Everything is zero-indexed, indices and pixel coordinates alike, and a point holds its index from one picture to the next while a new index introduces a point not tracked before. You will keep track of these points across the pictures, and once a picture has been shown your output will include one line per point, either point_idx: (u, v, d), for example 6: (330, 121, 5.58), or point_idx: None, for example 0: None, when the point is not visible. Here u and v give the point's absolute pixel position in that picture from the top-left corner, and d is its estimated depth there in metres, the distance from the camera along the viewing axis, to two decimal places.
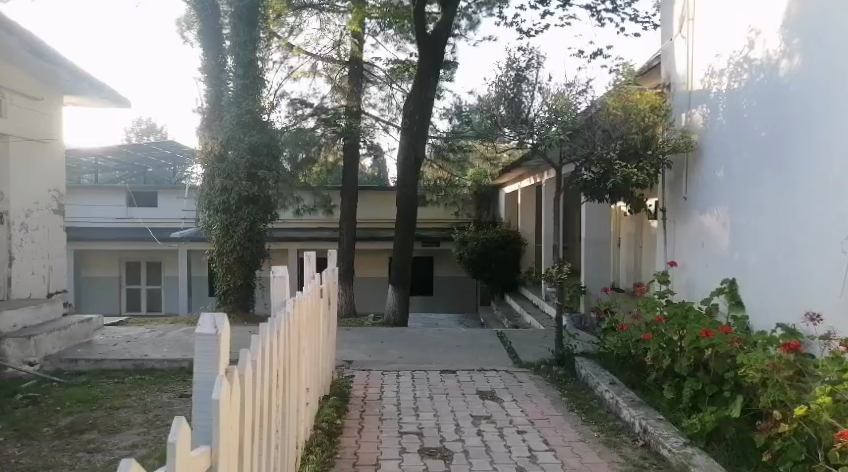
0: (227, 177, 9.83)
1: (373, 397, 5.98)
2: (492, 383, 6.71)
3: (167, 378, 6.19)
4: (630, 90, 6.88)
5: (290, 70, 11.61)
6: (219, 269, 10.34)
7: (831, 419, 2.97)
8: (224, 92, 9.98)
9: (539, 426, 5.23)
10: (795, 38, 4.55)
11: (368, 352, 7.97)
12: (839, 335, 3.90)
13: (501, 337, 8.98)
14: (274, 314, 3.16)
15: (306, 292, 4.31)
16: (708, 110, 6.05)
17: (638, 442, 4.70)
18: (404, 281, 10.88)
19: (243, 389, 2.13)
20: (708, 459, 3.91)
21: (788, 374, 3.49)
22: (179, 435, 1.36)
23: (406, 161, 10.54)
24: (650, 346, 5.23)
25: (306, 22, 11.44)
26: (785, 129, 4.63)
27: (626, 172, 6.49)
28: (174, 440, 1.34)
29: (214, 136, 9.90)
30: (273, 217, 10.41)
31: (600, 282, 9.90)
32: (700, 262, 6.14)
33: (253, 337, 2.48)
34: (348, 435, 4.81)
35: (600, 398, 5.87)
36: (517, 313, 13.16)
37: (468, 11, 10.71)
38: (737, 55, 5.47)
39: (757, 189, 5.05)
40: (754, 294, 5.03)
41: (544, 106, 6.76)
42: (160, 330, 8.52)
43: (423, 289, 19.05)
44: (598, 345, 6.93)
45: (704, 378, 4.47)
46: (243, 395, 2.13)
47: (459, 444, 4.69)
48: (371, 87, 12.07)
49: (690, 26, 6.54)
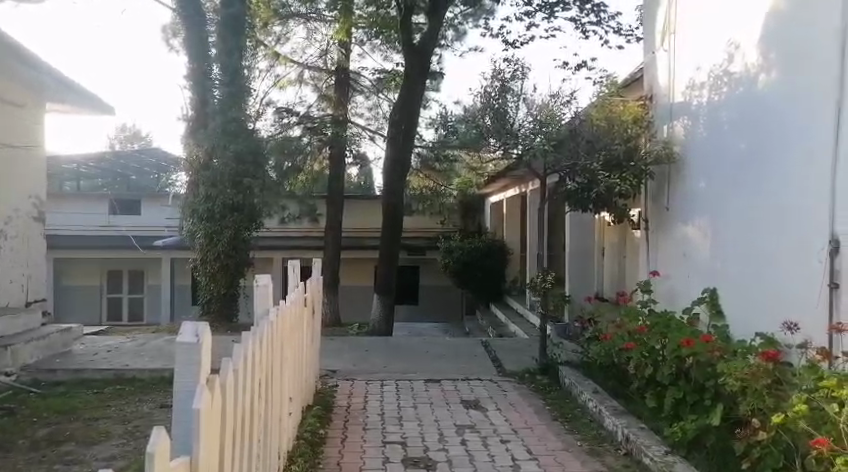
0: (212, 185, 9.86)
1: (357, 407, 5.97)
2: (476, 391, 6.74)
3: (148, 388, 6.15)
4: (613, 102, 6.94)
5: (276, 78, 11.61)
6: (203, 278, 10.33)
7: (808, 427, 2.96)
8: (210, 100, 10.00)
9: (523, 435, 5.25)
10: (772, 52, 4.65)
11: (352, 361, 7.96)
12: (816, 344, 3.96)
13: (486, 346, 9.01)
14: (257, 322, 3.16)
15: (290, 299, 4.29)
16: (689, 121, 6.13)
17: (621, 451, 4.74)
18: (390, 289, 10.89)
19: (224, 397, 2.13)
20: (690, 467, 3.95)
21: (766, 382, 3.52)
22: (160, 440, 1.32)
23: (392, 171, 10.54)
24: (633, 355, 5.27)
25: (293, 31, 11.44)
26: (763, 140, 4.71)
27: (610, 183, 6.52)
28: (154, 446, 1.29)
29: (198, 144, 9.89)
30: (259, 225, 10.35)
31: (585, 289, 10.07)
32: (682, 272, 6.21)
33: (235, 346, 2.47)
34: (332, 445, 4.80)
35: (583, 407, 5.93)
36: (502, 321, 13.25)
37: (454, 22, 10.78)
38: (718, 68, 5.55)
39: (738, 199, 5.12)
40: (735, 302, 5.08)
41: (529, 117, 6.85)
42: (143, 340, 8.48)
43: (408, 298, 19.06)
44: (583, 354, 6.98)
45: (685, 387, 4.52)
46: (224, 404, 2.12)
47: (442, 453, 4.71)
48: (357, 96, 12.11)
49: (671, 40, 6.65)
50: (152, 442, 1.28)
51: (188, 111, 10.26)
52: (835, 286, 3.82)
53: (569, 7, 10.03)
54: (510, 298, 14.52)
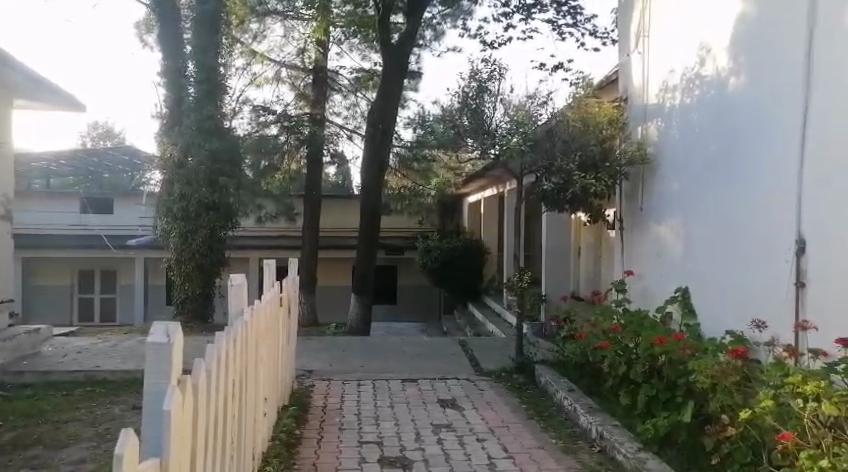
0: (187, 183, 9.74)
1: (333, 407, 5.97)
2: (453, 390, 6.77)
3: (119, 390, 6.08)
4: (588, 102, 7.00)
5: (253, 76, 11.54)
6: (177, 278, 10.24)
7: (775, 422, 3.00)
8: (185, 98, 9.85)
9: (499, 434, 5.29)
10: (741, 56, 4.75)
11: (329, 361, 7.95)
12: (782, 341, 4.05)
13: (462, 345, 9.06)
14: (231, 322, 3.15)
15: (265, 299, 4.28)
16: (662, 123, 6.23)
17: (595, 448, 4.81)
18: (367, 288, 10.89)
19: (196, 398, 2.12)
20: (661, 464, 4.03)
21: (735, 379, 3.59)
22: (128, 442, 1.32)
23: (370, 171, 10.53)
24: (607, 354, 5.35)
25: (270, 29, 11.37)
26: (734, 143, 4.80)
27: (584, 183, 6.61)
28: (122, 448, 1.29)
29: (172, 141, 9.77)
30: (234, 224, 10.29)
31: (563, 289, 10.08)
32: (655, 271, 6.31)
33: (209, 346, 2.46)
34: (307, 445, 4.79)
35: (558, 405, 5.99)
36: (480, 321, 13.31)
37: (433, 22, 10.77)
38: (690, 71, 5.65)
39: (709, 199, 5.20)
40: (707, 301, 5.16)
41: (505, 117, 6.89)
42: (115, 340, 8.39)
43: (386, 298, 19.06)
44: (558, 353, 7.04)
45: (658, 384, 4.59)
46: (196, 405, 2.11)
47: (419, 453, 4.73)
48: (335, 95, 12.04)
49: (645, 42, 6.76)
50: (120, 445, 1.27)
51: (162, 108, 10.19)
52: (802, 285, 3.90)
53: (545, 9, 10.10)
54: (487, 298, 14.58)
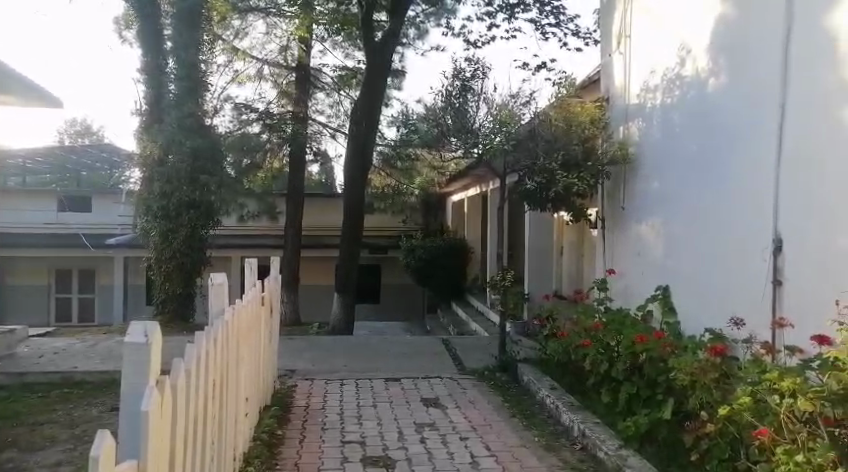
0: (167, 181, 9.66)
1: (316, 407, 5.96)
2: (436, 389, 6.79)
3: (97, 391, 6.03)
4: (571, 102, 7.04)
5: (235, 74, 11.46)
6: (157, 277, 10.18)
7: (753, 419, 3.03)
8: (165, 96, 9.88)
9: (481, 433, 5.31)
10: (720, 58, 4.80)
11: (312, 360, 7.93)
12: (759, 339, 4.11)
13: (445, 344, 9.08)
14: (212, 322, 3.13)
15: (246, 298, 4.25)
16: (643, 123, 6.29)
17: (576, 446, 4.84)
18: (350, 287, 10.87)
19: (175, 400, 2.10)
20: (641, 461, 4.07)
21: (714, 376, 3.63)
22: (103, 447, 1.29)
23: (353, 170, 10.51)
24: (589, 352, 5.40)
25: (252, 26, 11.24)
26: (713, 144, 4.85)
27: (568, 182, 6.61)
28: (97, 453, 1.27)
29: (152, 139, 9.68)
30: (216, 223, 10.23)
31: (545, 287, 10.15)
32: (637, 270, 6.36)
33: (188, 346, 2.45)
34: (289, 445, 4.78)
35: (541, 403, 6.02)
36: (463, 320, 13.34)
37: (416, 21, 10.73)
38: (671, 71, 5.69)
39: (690, 199, 5.25)
40: (687, 300, 5.22)
41: (489, 116, 6.89)
42: (93, 341, 8.30)
43: (369, 297, 19.04)
44: (540, 351, 7.08)
45: (639, 382, 4.64)
46: (175, 407, 2.09)
47: (402, 452, 4.73)
48: (318, 94, 11.93)
49: (626, 42, 6.82)
50: (96, 445, 1.26)
51: (143, 105, 10.22)
52: (779, 283, 3.96)
53: (529, 8, 10.13)
54: (471, 297, 14.61)
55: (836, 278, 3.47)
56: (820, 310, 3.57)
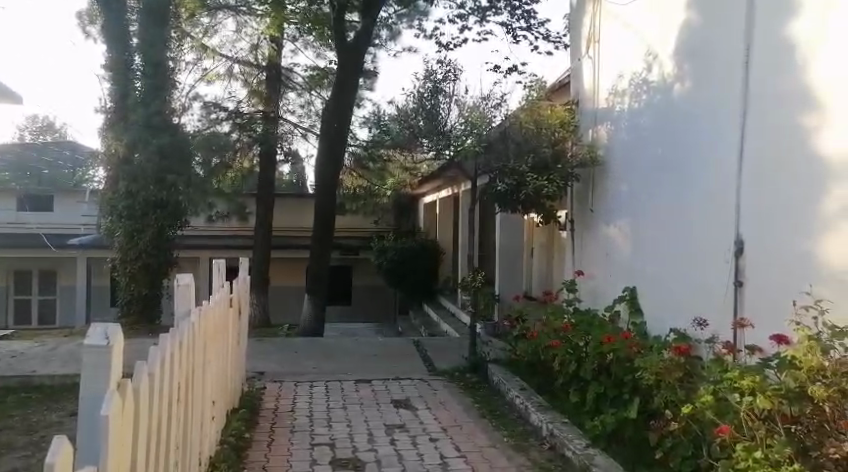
0: (133, 180, 9.53)
1: (285, 409, 5.93)
2: (406, 391, 6.79)
3: (58, 395, 5.93)
4: (541, 105, 7.06)
5: (203, 72, 11.32)
6: (122, 278, 10.03)
7: (715, 417, 3.08)
8: (131, 92, 9.66)
9: (451, 434, 5.33)
10: (685, 63, 4.90)
11: (281, 362, 7.88)
12: (721, 338, 4.20)
13: (417, 345, 9.09)
14: (178, 324, 3.09)
15: (213, 300, 4.20)
16: (611, 127, 6.39)
17: (545, 445, 4.90)
18: (320, 288, 10.83)
19: (136, 405, 2.07)
20: (608, 460, 4.12)
21: (678, 375, 3.70)
22: (60, 452, 1.25)
23: (325, 170, 10.49)
24: (557, 353, 5.48)
25: (222, 24, 11.10)
26: (680, 147, 4.93)
27: (538, 185, 6.64)
28: (54, 459, 1.22)
29: (117, 137, 9.53)
30: (183, 223, 10.11)
31: (515, 288, 10.22)
32: (604, 271, 6.45)
33: (151, 348, 2.41)
34: (258, 449, 4.74)
35: (510, 403, 6.07)
36: (434, 321, 13.37)
37: (388, 22, 10.67)
38: (638, 76, 5.79)
39: (657, 201, 5.33)
40: (653, 300, 5.31)
41: (460, 118, 7.10)
42: (53, 344, 8.13)
43: (340, 298, 18.97)
44: (510, 351, 7.14)
45: (606, 382, 4.72)
46: (137, 412, 2.06)
47: (371, 454, 4.73)
48: (290, 93, 11.83)
49: (595, 47, 6.93)
50: (52, 452, 1.20)
51: (108, 103, 9.97)
52: (740, 284, 4.05)
53: (500, 12, 10.21)
54: (442, 298, 14.64)
55: (795, 279, 3.55)
56: (779, 311, 3.66)
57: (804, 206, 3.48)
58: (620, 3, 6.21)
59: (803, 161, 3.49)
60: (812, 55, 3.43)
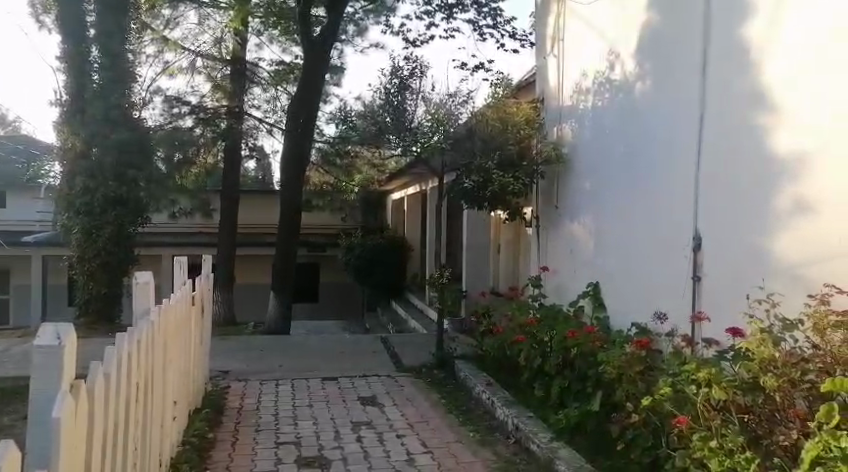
0: (91, 177, 9.39)
1: (250, 408, 5.87)
2: (373, 388, 6.78)
3: (10, 397, 5.78)
4: (508, 103, 6.97)
5: (164, 65, 11.12)
6: (80, 277, 9.81)
7: (673, 408, 3.13)
8: (88, 84, 9.45)
9: (417, 430, 5.35)
10: (646, 63, 4.99)
11: (245, 361, 7.80)
12: (680, 332, 4.30)
13: (384, 342, 9.07)
14: (137, 323, 3.04)
15: (174, 297, 4.13)
16: (576, 124, 6.46)
17: (511, 440, 4.95)
18: (286, 286, 10.75)
19: (91, 408, 2.03)
20: (572, 452, 4.18)
21: (639, 368, 3.75)
22: (8, 459, 1.23)
23: (291, 166, 10.44)
24: (523, 347, 5.55)
25: (184, 15, 10.91)
26: (641, 145, 5.01)
27: (503, 182, 6.67)
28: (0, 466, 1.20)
29: (74, 132, 9.37)
30: (144, 220, 9.99)
31: (482, 285, 10.32)
32: (569, 267, 6.54)
33: (108, 348, 2.37)
34: (221, 448, 4.69)
35: (476, 399, 6.11)
36: (402, 318, 13.35)
37: (356, 17, 10.64)
38: (601, 75, 5.86)
39: (619, 197, 5.41)
40: (615, 294, 5.41)
41: (426, 115, 7.15)
42: (6, 345, 7.91)
43: (308, 295, 18.85)
44: (477, 347, 7.18)
45: (570, 376, 4.79)
46: (91, 416, 2.03)
47: (337, 452, 4.71)
48: (255, 88, 11.66)
49: (559, 46, 7.00)
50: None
51: (64, 95, 9.74)
52: (698, 278, 4.14)
53: (467, 9, 10.23)
54: (410, 295, 14.65)
55: (749, 271, 3.66)
56: (735, 306, 3.75)
57: (758, 202, 3.57)
58: (583, 2, 6.29)
59: (758, 158, 3.57)
60: (766, 56, 3.52)
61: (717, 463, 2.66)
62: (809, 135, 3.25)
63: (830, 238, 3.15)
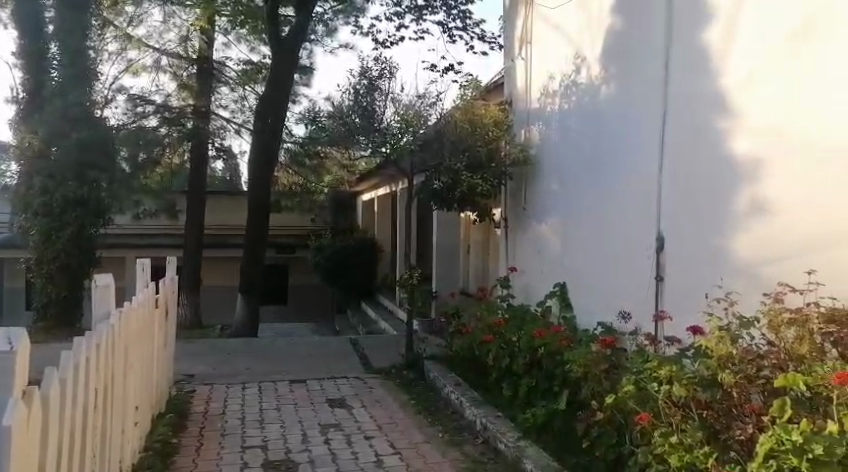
0: (50, 177, 9.20)
1: (215, 412, 5.80)
2: (342, 390, 6.75)
3: None
4: (476, 104, 7.07)
5: (128, 63, 10.99)
6: (39, 280, 9.58)
7: (635, 405, 3.17)
8: (48, 82, 9.32)
9: (386, 431, 5.34)
10: (610, 67, 5.06)
11: (211, 365, 7.70)
12: (644, 331, 4.35)
13: (354, 344, 9.04)
14: (97, 327, 2.99)
15: (137, 299, 4.07)
16: (543, 127, 6.52)
17: (479, 439, 4.97)
18: (254, 288, 10.63)
19: (44, 417, 1.98)
20: (539, 451, 4.21)
21: (604, 367, 3.78)
22: None
23: (259, 166, 10.36)
24: (491, 347, 5.58)
25: (148, 13, 10.57)
26: (607, 146, 5.07)
27: (472, 183, 6.72)
28: None
29: (33, 130, 9.22)
30: (106, 221, 9.76)
31: (451, 285, 10.35)
32: (537, 268, 6.59)
33: (64, 354, 2.33)
34: (185, 454, 4.63)
35: (445, 399, 6.13)
36: (372, 319, 13.32)
37: (325, 17, 10.58)
38: (568, 77, 5.92)
39: (586, 199, 5.47)
40: (582, 295, 5.46)
41: (395, 116, 7.10)
42: None
43: (276, 298, 18.72)
44: (447, 348, 7.20)
45: (538, 376, 4.84)
46: (44, 424, 1.98)
47: (305, 455, 4.68)
48: (222, 88, 11.45)
49: (527, 49, 7.05)
50: None
51: (21, 93, 9.66)
52: (660, 279, 4.20)
53: (436, 11, 10.27)
54: (380, 296, 14.63)
55: (711, 270, 3.71)
56: (696, 306, 3.82)
57: (718, 204, 3.64)
58: (550, 5, 6.36)
59: (717, 160, 3.64)
60: (724, 60, 3.60)
61: (677, 459, 2.74)
62: (766, 137, 3.32)
63: (786, 238, 3.22)
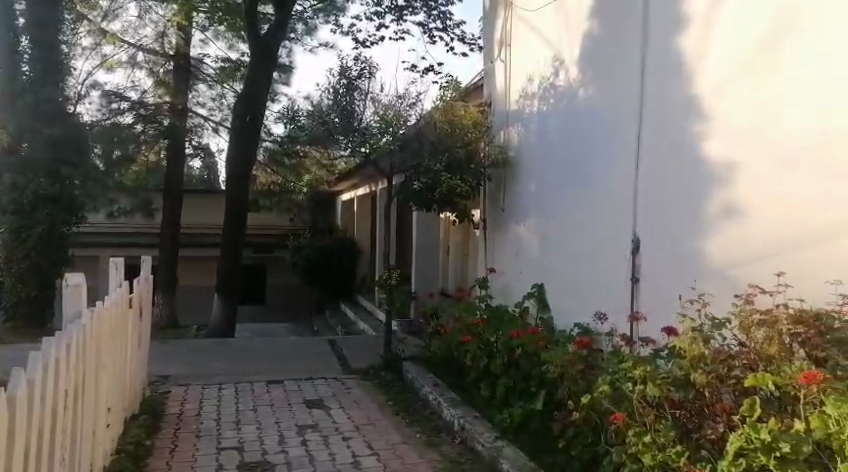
0: (22, 174, 9.04)
1: (190, 414, 5.73)
2: (320, 391, 6.72)
3: None
4: (456, 106, 7.03)
5: (102, 58, 10.81)
6: (7, 281, 9.23)
7: (610, 404, 3.19)
8: (19, 76, 9.13)
9: (363, 432, 5.32)
10: (588, 70, 5.09)
11: (187, 366, 7.62)
12: (619, 332, 4.38)
13: (332, 344, 9.02)
14: (68, 326, 2.96)
15: (110, 299, 4.03)
16: (522, 129, 6.54)
17: (457, 439, 4.98)
18: (231, 288, 10.53)
19: (11, 419, 1.95)
20: (516, 450, 4.24)
21: (580, 367, 3.80)
22: None
23: (236, 165, 10.29)
24: (470, 347, 5.61)
25: (124, 8, 10.50)
26: (585, 149, 5.10)
27: (451, 184, 6.68)
28: None
29: (2, 125, 9.04)
30: (79, 219, 9.59)
31: (431, 285, 10.36)
32: (515, 268, 6.62)
33: (32, 355, 2.29)
34: (159, 456, 4.57)
35: (423, 400, 6.13)
36: (351, 320, 13.29)
37: (304, 16, 10.49)
38: (547, 79, 5.93)
39: (563, 201, 5.50)
40: (559, 295, 5.49)
41: (374, 116, 7.20)
42: None
43: (254, 298, 18.63)
44: (425, 348, 7.22)
45: (515, 376, 4.86)
46: (12, 427, 1.95)
47: (281, 456, 4.66)
48: (200, 85, 11.39)
49: (506, 51, 7.08)
50: None
51: None
52: (636, 280, 4.24)
53: (417, 11, 10.26)
54: (359, 297, 14.59)
55: (685, 272, 3.75)
56: (670, 307, 3.87)
57: (693, 206, 3.68)
58: (530, 8, 6.37)
59: (692, 163, 3.68)
60: (700, 65, 3.63)
61: (650, 457, 2.77)
62: (738, 140, 3.36)
63: (757, 240, 3.26)
